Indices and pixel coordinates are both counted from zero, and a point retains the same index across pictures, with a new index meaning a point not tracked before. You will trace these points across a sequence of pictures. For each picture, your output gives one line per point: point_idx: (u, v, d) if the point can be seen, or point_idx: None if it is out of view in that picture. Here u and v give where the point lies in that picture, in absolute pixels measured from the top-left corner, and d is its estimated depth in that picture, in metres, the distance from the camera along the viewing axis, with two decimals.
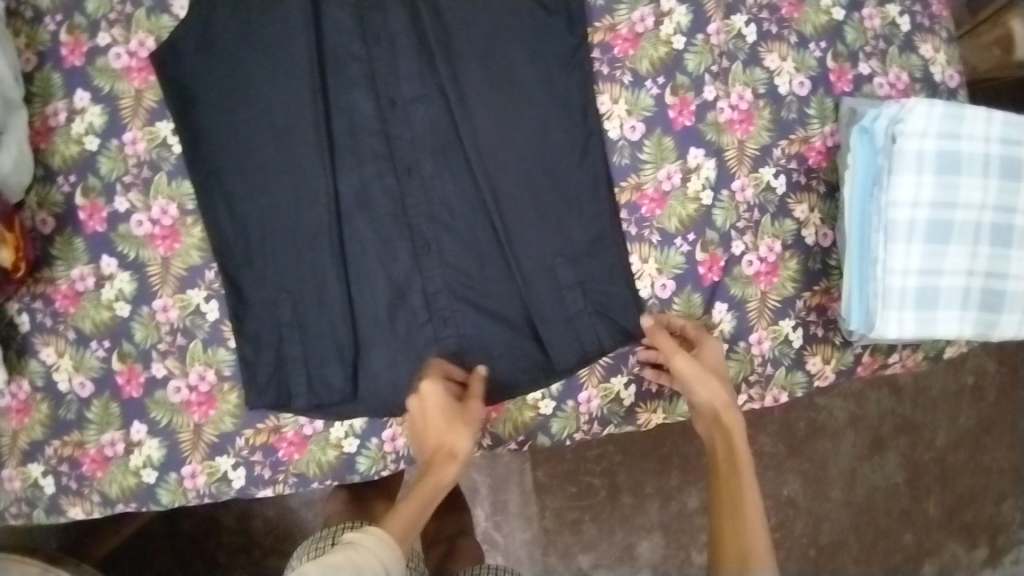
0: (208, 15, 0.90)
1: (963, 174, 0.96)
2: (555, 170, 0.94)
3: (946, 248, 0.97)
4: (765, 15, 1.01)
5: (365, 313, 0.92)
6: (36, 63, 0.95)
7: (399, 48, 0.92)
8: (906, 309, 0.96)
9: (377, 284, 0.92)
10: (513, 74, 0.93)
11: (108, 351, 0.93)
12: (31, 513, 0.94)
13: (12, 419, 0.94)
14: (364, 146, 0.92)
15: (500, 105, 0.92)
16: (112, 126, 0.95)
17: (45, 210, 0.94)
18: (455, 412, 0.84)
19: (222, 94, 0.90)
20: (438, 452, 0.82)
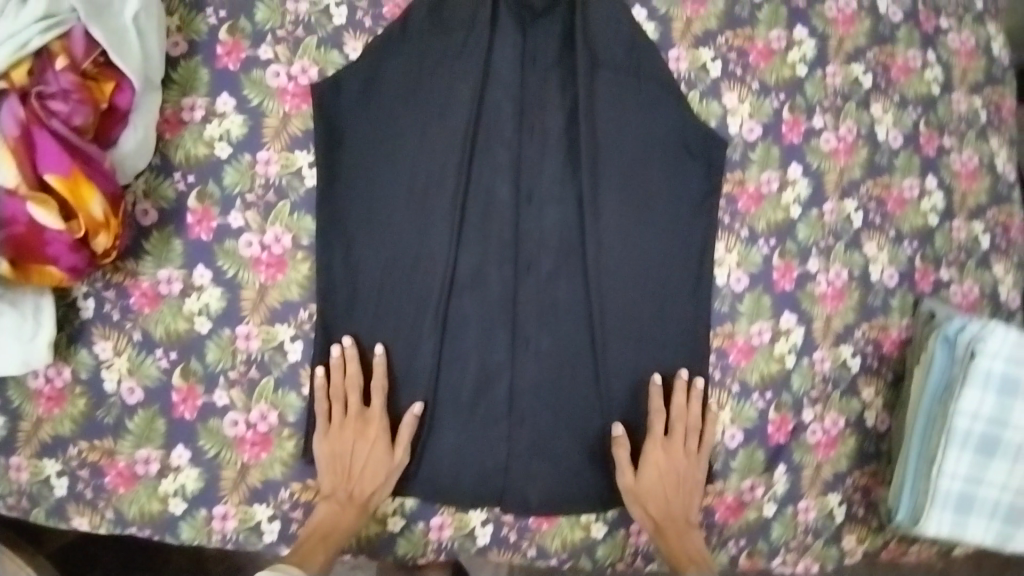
0: (381, 68, 0.92)
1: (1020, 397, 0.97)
2: (665, 299, 0.96)
3: (992, 461, 0.98)
4: (873, 206, 1.07)
5: (448, 390, 0.91)
6: (185, 51, 0.91)
7: (550, 146, 0.94)
8: (945, 510, 0.98)
9: (469, 365, 0.91)
10: (648, 201, 0.96)
11: (171, 364, 0.89)
12: (30, 511, 0.88)
13: (41, 404, 0.88)
14: (489, 228, 0.92)
15: (629, 226, 0.95)
16: (248, 141, 0.90)
17: (150, 201, 0.89)
18: (353, 424, 0.87)
19: (373, 146, 0.91)
20: (330, 462, 0.86)
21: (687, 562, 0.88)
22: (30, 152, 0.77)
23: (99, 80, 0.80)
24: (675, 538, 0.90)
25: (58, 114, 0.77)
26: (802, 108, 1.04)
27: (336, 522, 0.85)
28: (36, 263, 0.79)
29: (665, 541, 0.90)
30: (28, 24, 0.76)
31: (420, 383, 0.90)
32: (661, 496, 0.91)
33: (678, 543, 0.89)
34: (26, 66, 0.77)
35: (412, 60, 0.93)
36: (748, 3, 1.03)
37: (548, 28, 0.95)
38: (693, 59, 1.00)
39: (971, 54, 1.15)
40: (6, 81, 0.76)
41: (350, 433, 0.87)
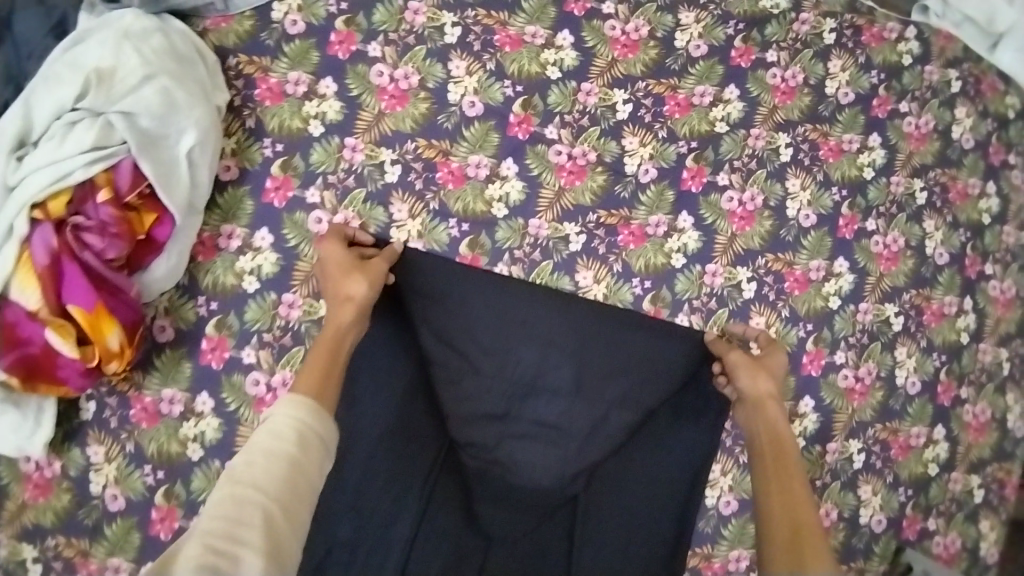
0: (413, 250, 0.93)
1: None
2: (636, 549, 0.92)
3: None
4: (877, 449, 1.06)
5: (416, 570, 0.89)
6: (235, 176, 0.91)
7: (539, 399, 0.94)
8: None
9: (444, 549, 0.89)
10: (630, 480, 0.94)
11: (157, 481, 0.89)
12: None
13: (27, 490, 0.89)
14: (483, 484, 0.92)
15: (608, 493, 0.93)
16: (277, 281, 0.90)
17: (169, 318, 0.89)
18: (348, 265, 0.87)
19: (396, 315, 0.92)
20: (340, 268, 0.86)
21: (803, 505, 0.79)
22: (57, 282, 0.78)
23: (141, 212, 0.81)
24: (787, 448, 0.86)
25: (92, 248, 0.78)
26: (826, 342, 1.04)
27: (345, 332, 0.84)
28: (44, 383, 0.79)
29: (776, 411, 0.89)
30: (77, 152, 0.78)
31: (402, 522, 0.89)
32: (776, 370, 0.94)
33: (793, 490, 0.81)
34: (63, 197, 0.78)
35: (434, 246, 0.94)
36: (795, 227, 1.04)
37: (576, 239, 0.97)
38: (729, 275, 1.01)
39: (1010, 304, 1.14)
40: (45, 210, 0.78)
41: (339, 268, 0.86)
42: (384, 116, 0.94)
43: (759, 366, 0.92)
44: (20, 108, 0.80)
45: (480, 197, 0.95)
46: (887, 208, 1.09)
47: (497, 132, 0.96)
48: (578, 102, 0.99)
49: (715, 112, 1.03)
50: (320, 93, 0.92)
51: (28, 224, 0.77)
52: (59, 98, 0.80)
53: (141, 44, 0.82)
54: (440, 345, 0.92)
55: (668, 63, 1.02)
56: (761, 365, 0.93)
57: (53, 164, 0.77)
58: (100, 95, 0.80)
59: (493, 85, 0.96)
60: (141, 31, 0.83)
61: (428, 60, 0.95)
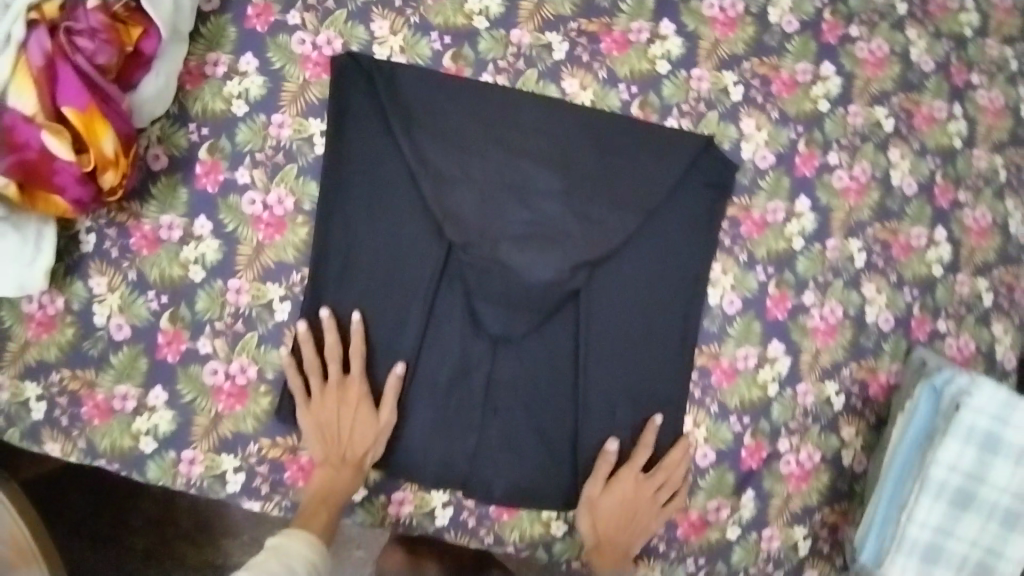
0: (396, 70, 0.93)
1: (1000, 456, 0.95)
2: (638, 349, 0.97)
3: (992, 462, 0.95)
4: (877, 249, 1.06)
5: (427, 376, 0.92)
6: (217, 7, 0.92)
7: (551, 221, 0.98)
8: (938, 502, 0.96)
9: (449, 355, 0.92)
10: (627, 282, 0.96)
11: (162, 306, 0.89)
12: (5, 430, 0.88)
13: (31, 328, 0.89)
14: (482, 287, 0.92)
15: (607, 292, 0.95)
16: (265, 102, 0.91)
17: (163, 147, 0.90)
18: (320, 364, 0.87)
19: (376, 130, 0.92)
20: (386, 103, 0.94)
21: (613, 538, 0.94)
22: (53, 86, 0.79)
23: (128, 24, 0.82)
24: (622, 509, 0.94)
25: (83, 51, 0.79)
26: (817, 143, 1.04)
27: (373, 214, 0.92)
28: (42, 191, 0.80)
29: (630, 514, 0.94)
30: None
31: (411, 323, 0.91)
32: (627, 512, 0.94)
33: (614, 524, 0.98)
34: (59, 3, 0.80)
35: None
36: (778, 33, 1.04)
37: (559, 48, 0.97)
38: (715, 80, 1.01)
39: (999, 114, 1.15)
40: (41, 14, 0.79)
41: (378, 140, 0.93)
42: None
43: (601, 514, 0.93)
44: None
45: (460, 11, 0.96)
46: (870, 16, 1.09)
47: None
48: None
49: None
50: None
51: (26, 28, 0.78)
52: None
53: None
54: (434, 157, 0.92)
55: None
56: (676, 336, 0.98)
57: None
58: None
59: None
60: None
61: None
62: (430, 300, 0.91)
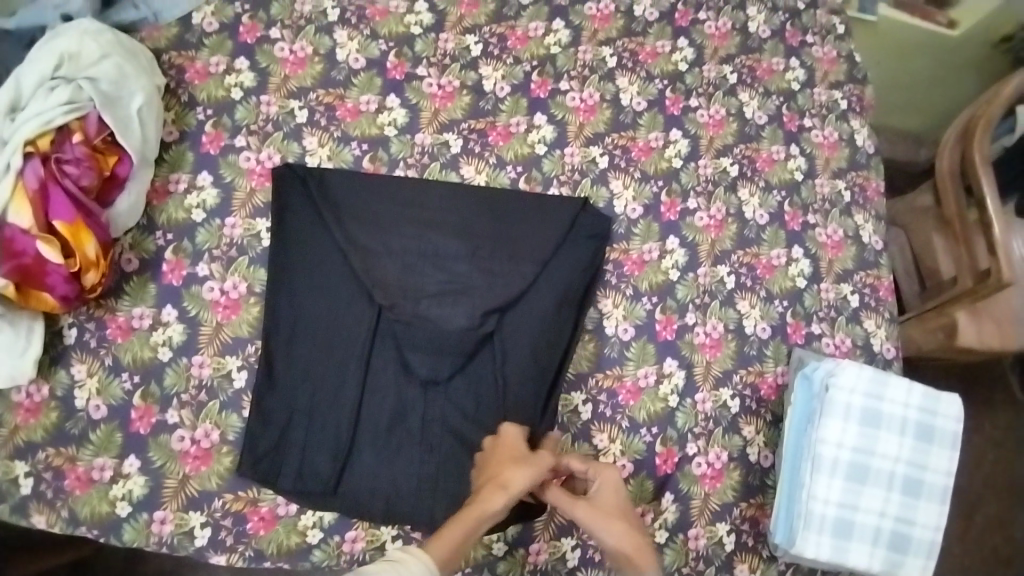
0: (324, 173, 1.15)
1: (882, 428, 1.13)
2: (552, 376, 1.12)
3: (876, 434, 1.12)
4: (744, 271, 1.27)
5: (369, 420, 1.06)
6: (177, 138, 1.15)
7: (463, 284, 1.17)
8: (836, 477, 1.10)
9: (387, 400, 1.07)
10: (535, 321, 1.13)
11: (135, 385, 1.04)
12: None
13: (20, 414, 1.02)
14: (408, 337, 1.08)
15: (517, 330, 1.13)
16: (218, 209, 1.12)
17: (134, 252, 1.09)
18: (518, 455, 0.98)
19: (311, 220, 1.12)
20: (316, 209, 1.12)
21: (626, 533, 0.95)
22: (44, 203, 0.97)
23: (106, 154, 1.04)
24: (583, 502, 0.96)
25: (71, 176, 0.99)
26: (677, 193, 1.28)
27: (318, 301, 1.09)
28: (35, 289, 0.97)
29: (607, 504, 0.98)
30: (56, 106, 1.00)
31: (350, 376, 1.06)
32: (620, 504, 0.98)
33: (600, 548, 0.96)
34: (48, 138, 1.00)
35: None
36: (631, 112, 1.31)
37: (455, 143, 1.21)
38: (584, 154, 1.26)
39: (834, 146, 1.41)
40: (35, 147, 0.99)
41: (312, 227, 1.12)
42: (289, 78, 1.20)
43: (605, 511, 0.95)
44: (10, 82, 1.02)
45: (373, 124, 1.20)
46: (705, 89, 1.38)
47: (379, 77, 1.23)
48: (438, 48, 1.27)
49: (548, 39, 1.33)
50: (237, 69, 1.19)
51: (22, 159, 0.98)
52: (40, 73, 1.02)
53: (97, 36, 1.06)
54: (360, 236, 1.12)
55: (505, 11, 1.33)
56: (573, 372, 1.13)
57: (39, 113, 0.99)
58: (71, 67, 1.03)
59: (371, 44, 1.24)
60: (96, 28, 1.07)
61: (318, 34, 1.23)
62: (366, 354, 1.07)
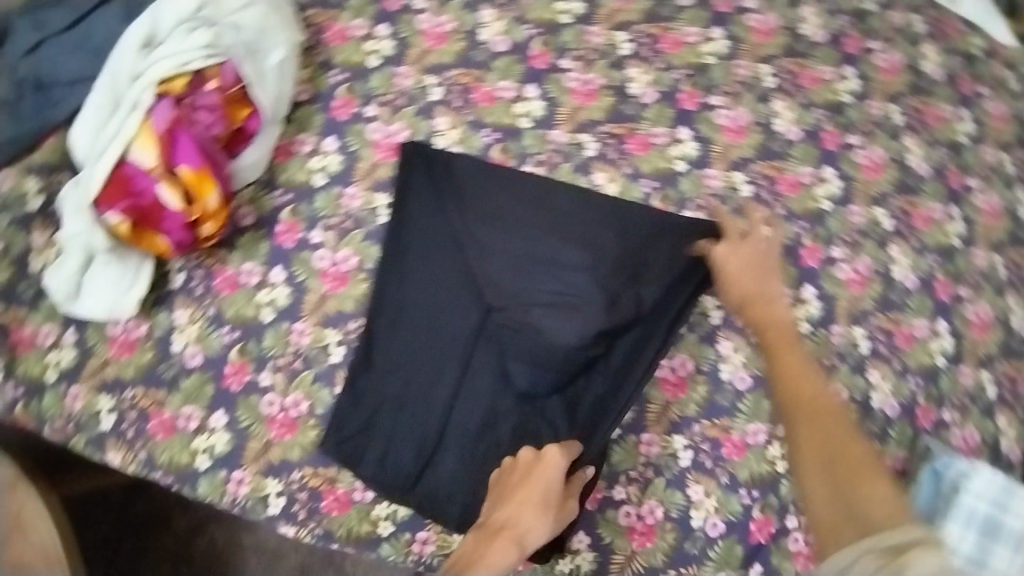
0: (452, 158, 1.09)
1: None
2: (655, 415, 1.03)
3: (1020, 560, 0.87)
4: (881, 337, 1.14)
5: (458, 424, 1.00)
6: (309, 98, 1.10)
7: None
8: None
9: (479, 407, 1.01)
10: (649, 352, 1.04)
11: (233, 340, 1.02)
12: (74, 436, 1.00)
13: (112, 348, 1.01)
14: (512, 346, 1.01)
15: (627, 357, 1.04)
16: (340, 176, 1.08)
17: (251, 207, 1.06)
18: (552, 497, 0.89)
19: (432, 205, 1.07)
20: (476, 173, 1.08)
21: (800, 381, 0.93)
22: (170, 147, 0.93)
23: (239, 105, 0.99)
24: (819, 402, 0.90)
25: (202, 122, 0.94)
26: (822, 239, 1.15)
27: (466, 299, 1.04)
28: (149, 232, 0.94)
29: (771, 270, 1.03)
30: (196, 48, 0.95)
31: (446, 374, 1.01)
32: (836, 447, 0.86)
33: (809, 470, 0.86)
34: (183, 80, 0.95)
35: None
36: (784, 141, 1.17)
37: (591, 148, 1.13)
38: (727, 179, 1.15)
39: (998, 215, 1.18)
40: (167, 88, 0.94)
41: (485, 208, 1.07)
42: (429, 52, 1.13)
43: (824, 422, 0.87)
44: (149, 15, 0.98)
45: (508, 112, 1.13)
46: (869, 127, 1.20)
47: (521, 64, 1.14)
48: (586, 41, 1.17)
49: (703, 47, 1.19)
50: (377, 35, 1.13)
51: (152, 97, 0.93)
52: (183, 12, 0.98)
53: None
54: (480, 230, 1.06)
55: (661, 11, 1.19)
56: (763, 269, 1.03)
57: (175, 53, 0.94)
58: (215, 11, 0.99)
59: (517, 27, 1.15)
60: None
61: (463, 10, 1.15)
62: (466, 356, 1.02)
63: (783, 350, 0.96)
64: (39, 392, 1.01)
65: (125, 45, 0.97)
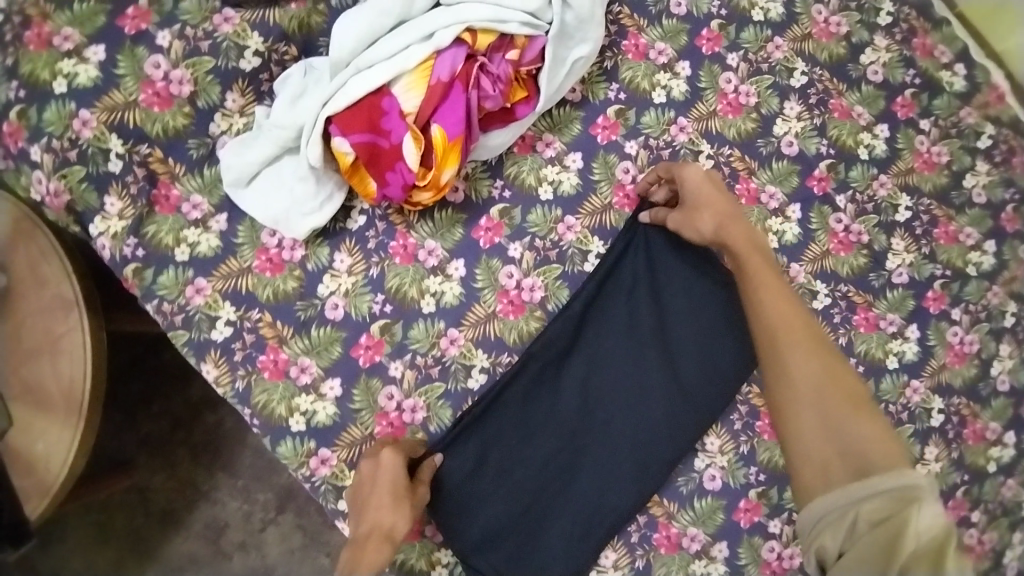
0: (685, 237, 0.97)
1: None
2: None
3: None
4: None
5: (549, 497, 0.93)
6: (575, 100, 1.00)
7: (725, 427, 0.98)
8: None
9: (577, 489, 0.94)
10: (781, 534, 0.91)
11: (382, 312, 0.91)
12: (176, 329, 0.88)
13: (259, 258, 0.90)
14: (637, 446, 0.95)
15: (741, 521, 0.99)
16: (568, 202, 0.97)
17: (465, 183, 0.95)
18: (396, 487, 0.83)
19: (643, 270, 0.97)
20: (749, 239, 0.87)
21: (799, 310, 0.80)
22: (440, 101, 0.81)
23: (519, 86, 0.87)
24: (777, 340, 0.78)
25: (481, 90, 0.83)
26: (970, 496, 1.08)
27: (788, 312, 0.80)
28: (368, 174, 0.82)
29: (721, 201, 0.89)
30: (518, 10, 0.83)
31: (566, 440, 0.94)
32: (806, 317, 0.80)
33: (814, 453, 0.71)
34: (489, 37, 0.82)
35: (729, 480, 0.98)
36: (991, 385, 1.09)
37: (822, 300, 1.02)
38: (926, 399, 1.05)
39: None
40: (470, 37, 0.82)
41: (765, 265, 0.85)
42: (716, 116, 1.03)
43: (810, 345, 0.77)
44: None
45: (762, 223, 1.01)
46: None
47: (799, 177, 1.04)
48: (871, 188, 1.06)
49: (972, 254, 1.09)
50: (676, 71, 1.03)
51: (449, 40, 0.81)
52: None
53: None
54: (670, 318, 0.97)
55: (952, 194, 1.09)
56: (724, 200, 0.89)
57: (496, 8, 0.82)
58: None
59: (812, 138, 1.05)
60: None
61: (769, 90, 1.06)
62: (589, 435, 0.94)
63: (778, 329, 0.78)
64: (159, 264, 0.89)
65: None
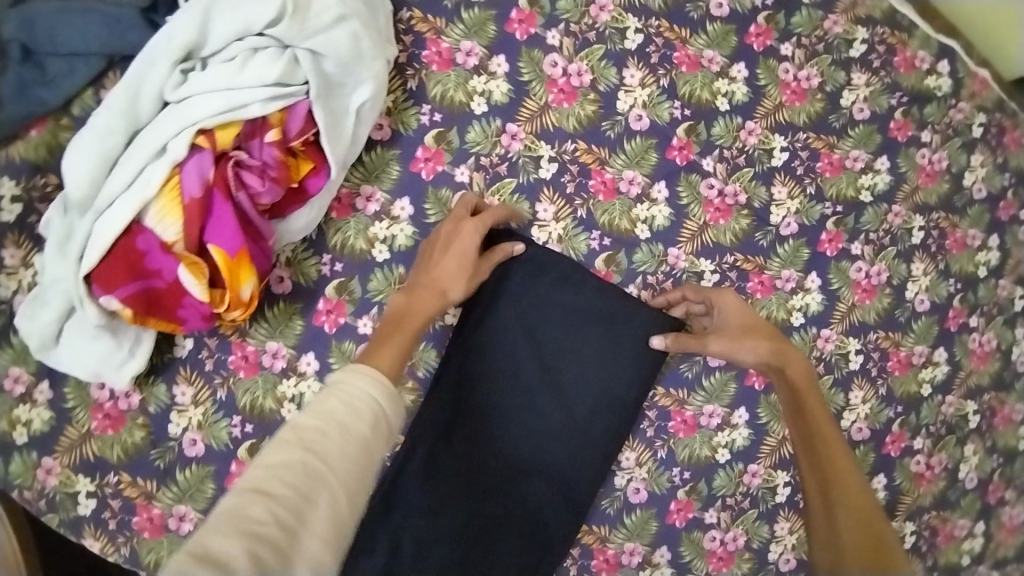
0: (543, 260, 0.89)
1: None
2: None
3: None
4: (926, 534, 1.06)
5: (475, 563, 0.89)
6: (386, 137, 0.87)
7: (638, 438, 0.94)
8: None
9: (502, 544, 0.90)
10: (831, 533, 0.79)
11: (244, 435, 0.84)
12: (43, 514, 0.81)
13: (96, 418, 0.82)
14: (549, 486, 0.91)
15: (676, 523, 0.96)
16: (408, 255, 0.87)
17: (289, 271, 0.85)
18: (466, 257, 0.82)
19: (511, 307, 0.89)
20: (753, 328, 0.87)
21: (835, 458, 0.80)
22: (204, 217, 0.71)
23: (300, 159, 0.76)
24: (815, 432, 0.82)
25: (249, 188, 0.72)
26: (910, 426, 1.04)
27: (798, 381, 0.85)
28: (160, 318, 0.73)
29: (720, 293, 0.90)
30: (258, 84, 0.71)
31: (477, 501, 0.89)
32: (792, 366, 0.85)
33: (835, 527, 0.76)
34: (232, 128, 0.72)
35: (655, 489, 0.95)
36: (909, 310, 1.03)
37: (709, 276, 0.95)
38: (841, 344, 1.00)
39: None
40: (209, 137, 0.71)
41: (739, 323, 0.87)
42: (550, 110, 0.91)
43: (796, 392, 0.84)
44: (196, 15, 0.70)
45: (627, 215, 0.93)
46: (991, 309, 1.06)
47: (657, 152, 0.94)
48: (738, 139, 0.96)
49: (863, 179, 1.00)
50: (491, 71, 0.89)
51: (186, 148, 0.70)
52: (247, 17, 0.70)
53: None
54: (550, 349, 0.90)
55: (830, 119, 0.99)
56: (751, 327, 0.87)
57: (229, 93, 0.70)
58: (293, 27, 0.71)
59: (663, 104, 0.94)
60: None
61: (603, 62, 0.92)
62: (500, 489, 0.90)
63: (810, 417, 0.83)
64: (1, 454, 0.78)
65: (156, 52, 0.71)
